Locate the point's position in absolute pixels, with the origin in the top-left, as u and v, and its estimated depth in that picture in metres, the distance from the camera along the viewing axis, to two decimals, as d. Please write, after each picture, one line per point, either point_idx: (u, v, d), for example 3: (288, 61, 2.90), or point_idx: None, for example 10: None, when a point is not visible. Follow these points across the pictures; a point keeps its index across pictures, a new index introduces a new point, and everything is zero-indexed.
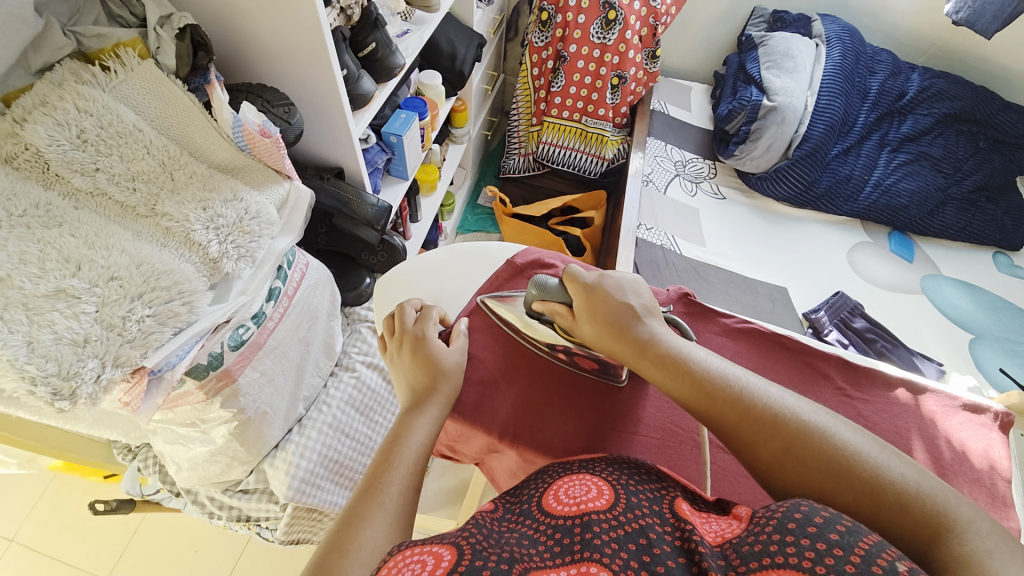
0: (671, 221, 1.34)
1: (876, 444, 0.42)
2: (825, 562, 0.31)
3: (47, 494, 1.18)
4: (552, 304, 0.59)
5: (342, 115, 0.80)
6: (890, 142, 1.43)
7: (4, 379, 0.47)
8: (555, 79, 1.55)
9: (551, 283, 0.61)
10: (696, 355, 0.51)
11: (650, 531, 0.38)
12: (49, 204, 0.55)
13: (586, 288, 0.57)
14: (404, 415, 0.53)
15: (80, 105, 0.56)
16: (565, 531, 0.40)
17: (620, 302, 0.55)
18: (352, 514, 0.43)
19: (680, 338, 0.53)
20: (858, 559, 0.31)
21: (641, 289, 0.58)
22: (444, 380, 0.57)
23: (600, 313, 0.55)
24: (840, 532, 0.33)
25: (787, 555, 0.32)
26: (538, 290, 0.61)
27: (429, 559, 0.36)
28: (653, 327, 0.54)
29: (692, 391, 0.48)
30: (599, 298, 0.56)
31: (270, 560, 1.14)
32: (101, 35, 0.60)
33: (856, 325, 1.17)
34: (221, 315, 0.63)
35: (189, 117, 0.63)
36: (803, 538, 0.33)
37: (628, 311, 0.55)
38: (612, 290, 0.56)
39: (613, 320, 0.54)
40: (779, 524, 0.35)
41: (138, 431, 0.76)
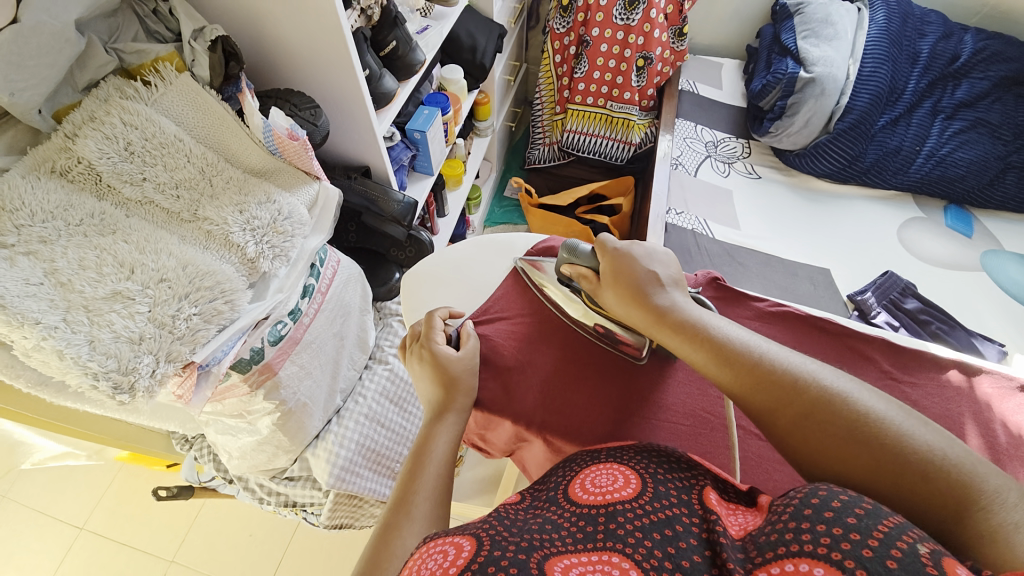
0: (702, 205, 1.30)
1: (904, 413, 0.40)
2: (841, 546, 0.30)
3: (116, 483, 1.29)
4: (579, 268, 0.60)
5: (366, 114, 0.82)
6: (943, 109, 1.31)
7: (70, 375, 0.51)
8: (578, 65, 1.53)
9: (582, 247, 0.61)
10: (716, 323, 0.49)
11: (677, 522, 0.38)
12: (103, 213, 0.59)
13: (612, 256, 0.57)
14: (427, 426, 0.55)
15: (126, 119, 0.60)
16: (590, 519, 0.40)
17: (644, 270, 0.54)
18: (387, 526, 0.46)
19: (702, 308, 0.52)
20: (876, 543, 0.30)
21: (667, 259, 0.56)
22: (459, 387, 0.57)
23: (623, 281, 0.55)
24: (858, 516, 0.32)
25: (803, 542, 0.31)
26: (568, 253, 0.61)
27: (451, 549, 0.37)
28: (675, 295, 0.53)
29: (708, 357, 0.47)
30: (624, 265, 0.55)
31: (317, 544, 1.20)
32: (141, 51, 0.64)
33: (907, 306, 1.10)
34: (261, 312, 0.67)
35: (223, 125, 0.66)
36: (819, 524, 0.32)
37: (652, 277, 0.54)
38: (637, 257, 0.55)
39: (633, 285, 0.54)
40: (795, 512, 0.34)
41: (192, 422, 0.82)
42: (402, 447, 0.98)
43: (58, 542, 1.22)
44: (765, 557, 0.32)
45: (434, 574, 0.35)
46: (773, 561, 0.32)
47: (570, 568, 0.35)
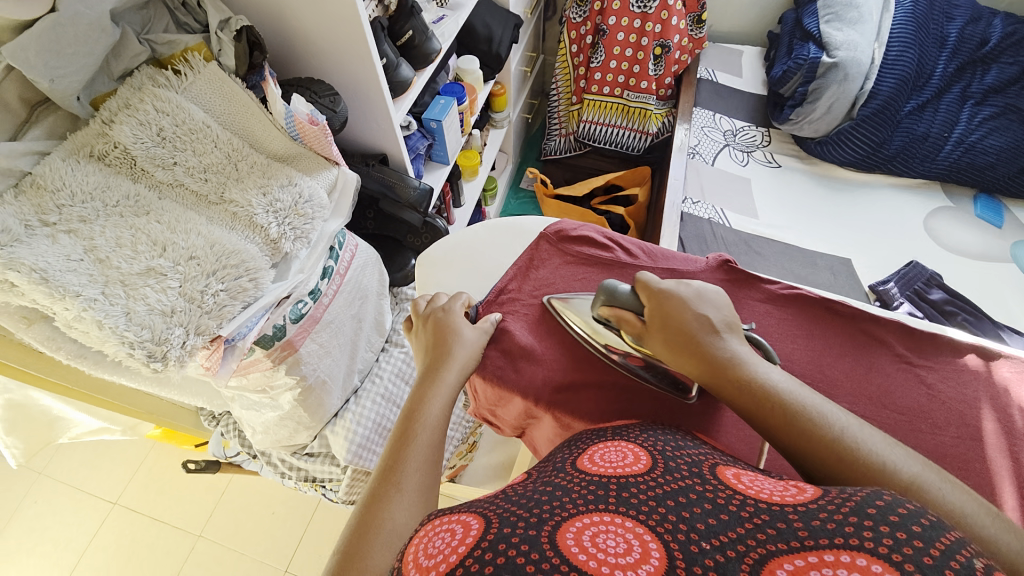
0: (719, 194, 1.29)
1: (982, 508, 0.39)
2: (903, 551, 0.28)
3: (148, 460, 1.36)
4: (622, 312, 0.57)
5: (383, 102, 0.84)
6: (973, 94, 1.27)
7: (109, 344, 0.55)
8: (594, 55, 1.52)
9: (621, 289, 0.58)
10: (783, 384, 0.47)
11: (691, 491, 0.38)
12: (138, 196, 0.63)
13: (659, 298, 0.55)
14: (421, 389, 0.56)
15: (159, 107, 0.64)
16: (600, 485, 0.41)
17: (697, 316, 0.53)
18: (375, 496, 0.47)
19: (766, 362, 0.50)
20: (939, 552, 0.27)
21: (720, 301, 0.55)
22: (452, 354, 0.59)
23: (674, 328, 0.53)
24: (923, 526, 0.29)
25: (863, 539, 0.29)
26: (606, 296, 0.58)
27: (458, 528, 0.38)
28: (732, 344, 0.51)
29: (782, 428, 0.45)
30: (675, 310, 0.54)
31: (336, 523, 1.24)
32: (171, 41, 0.68)
33: (932, 297, 1.07)
34: (283, 291, 0.70)
35: (248, 112, 0.70)
36: (883, 525, 0.29)
37: (706, 323, 0.52)
38: (690, 301, 0.54)
39: (687, 332, 0.52)
40: (858, 507, 0.31)
41: (219, 398, 0.86)
42: None
43: (94, 515, 1.29)
44: (817, 542, 0.30)
45: (441, 553, 0.35)
46: (824, 548, 0.30)
47: (582, 531, 0.35)
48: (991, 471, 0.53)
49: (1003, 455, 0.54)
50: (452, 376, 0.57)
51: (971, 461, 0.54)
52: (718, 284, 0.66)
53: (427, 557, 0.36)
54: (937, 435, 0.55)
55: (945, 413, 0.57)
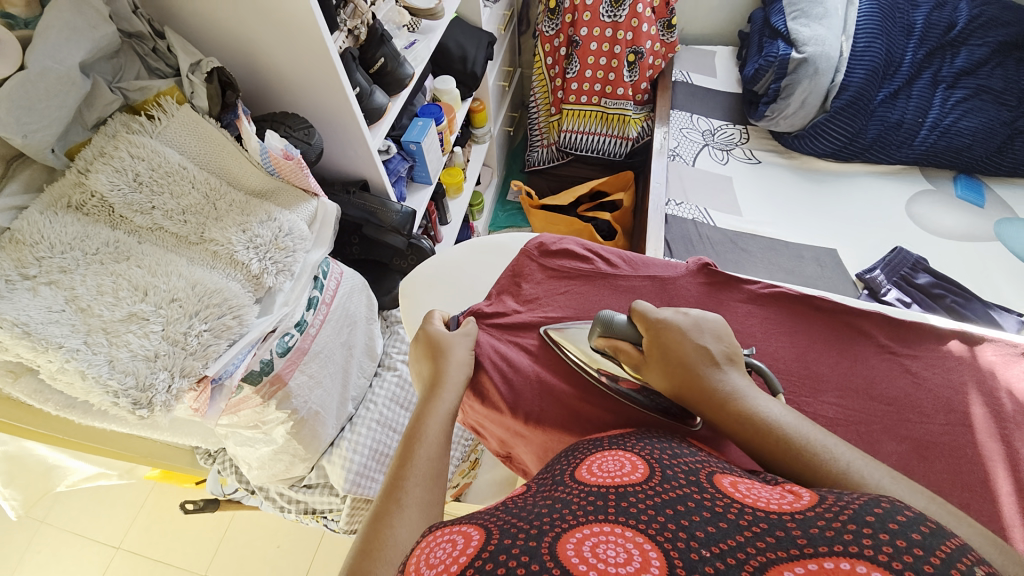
0: (701, 194, 1.30)
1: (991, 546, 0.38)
2: (902, 558, 0.28)
3: (149, 501, 1.34)
4: (619, 343, 0.56)
5: (359, 130, 0.85)
6: (944, 79, 1.29)
7: (93, 394, 0.55)
8: (569, 66, 1.55)
9: (618, 319, 0.57)
10: (782, 416, 0.47)
11: (689, 499, 0.37)
12: (118, 242, 0.63)
13: (657, 329, 0.55)
14: (421, 409, 0.56)
15: (134, 153, 0.65)
16: (598, 494, 0.40)
17: (697, 345, 0.52)
18: (380, 513, 0.47)
19: (767, 394, 0.49)
20: (939, 559, 0.27)
21: (719, 328, 0.55)
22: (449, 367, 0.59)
23: (673, 358, 0.52)
24: (923, 533, 0.29)
25: (863, 546, 0.29)
26: (603, 327, 0.57)
27: (459, 538, 0.36)
28: (731, 376, 0.51)
29: (777, 457, 0.45)
30: (673, 341, 0.53)
31: (342, 553, 1.23)
32: (143, 88, 0.69)
33: (918, 281, 1.08)
34: (268, 325, 0.70)
35: (224, 150, 0.70)
36: (882, 532, 0.30)
37: (705, 354, 0.52)
38: (687, 330, 0.54)
39: (685, 362, 0.52)
40: (855, 515, 0.31)
41: (213, 436, 0.86)
42: None
43: (97, 562, 1.27)
44: (816, 549, 0.30)
45: (444, 562, 0.34)
46: (824, 555, 0.29)
47: (583, 541, 0.34)
48: (984, 457, 0.53)
49: (995, 440, 0.54)
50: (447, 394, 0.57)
51: (963, 447, 0.54)
52: (700, 288, 0.67)
53: (428, 567, 0.35)
54: (926, 424, 0.55)
55: (932, 400, 0.57)
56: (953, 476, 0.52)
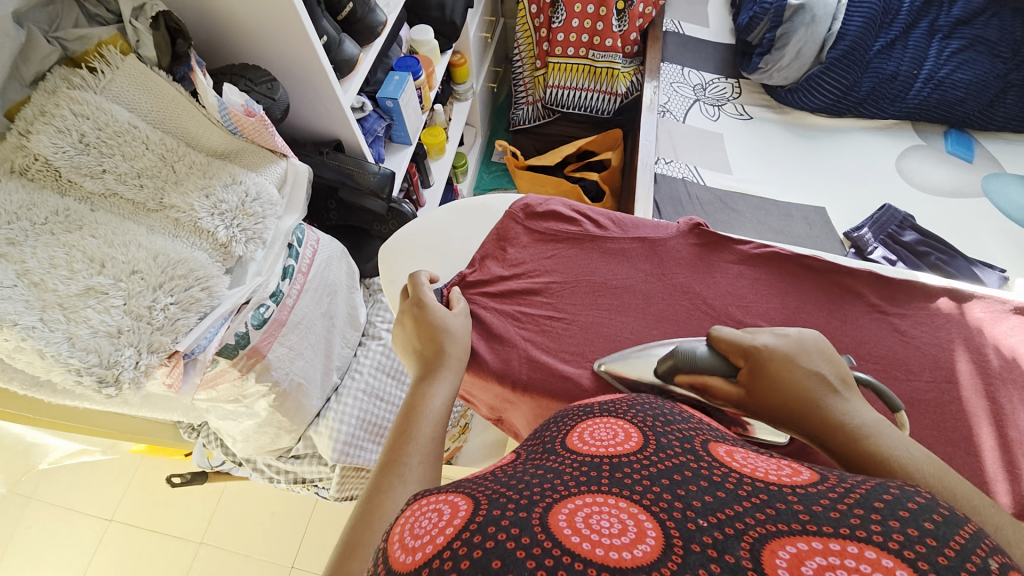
0: (691, 151, 1.26)
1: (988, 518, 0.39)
2: (915, 548, 0.27)
3: (138, 474, 1.34)
4: (712, 378, 0.51)
5: (329, 86, 0.78)
6: (941, 28, 1.25)
7: (54, 373, 0.51)
8: (555, 15, 1.46)
9: (699, 348, 0.53)
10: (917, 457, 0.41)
11: (686, 468, 0.37)
12: (68, 210, 0.58)
13: (752, 355, 0.50)
14: (420, 385, 0.54)
15: (76, 110, 0.58)
16: (592, 465, 0.39)
17: (809, 371, 0.48)
18: (378, 486, 0.44)
19: (895, 430, 0.44)
20: (953, 551, 0.27)
21: (822, 346, 0.50)
22: (451, 344, 0.57)
23: (784, 386, 0.47)
24: (935, 523, 0.29)
25: (872, 532, 0.28)
26: (681, 360, 0.52)
27: (445, 508, 0.35)
28: (853, 405, 0.46)
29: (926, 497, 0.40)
30: (779, 365, 0.48)
31: (336, 517, 1.25)
32: (83, 37, 0.62)
33: (905, 239, 1.08)
34: (242, 296, 0.67)
35: (179, 107, 0.65)
36: (892, 519, 0.29)
37: (818, 381, 0.47)
38: (794, 355, 0.49)
39: (796, 392, 0.47)
40: (864, 500, 0.31)
41: (194, 411, 0.84)
42: None
43: (90, 534, 1.28)
44: (820, 528, 0.29)
45: (428, 533, 0.33)
46: (829, 536, 0.29)
47: (575, 512, 0.33)
48: (967, 412, 0.54)
49: (979, 395, 0.55)
50: (446, 370, 0.55)
51: (948, 403, 0.54)
52: (690, 250, 0.65)
53: (413, 538, 0.34)
54: (912, 381, 0.55)
55: (919, 357, 0.57)
56: (937, 432, 0.53)
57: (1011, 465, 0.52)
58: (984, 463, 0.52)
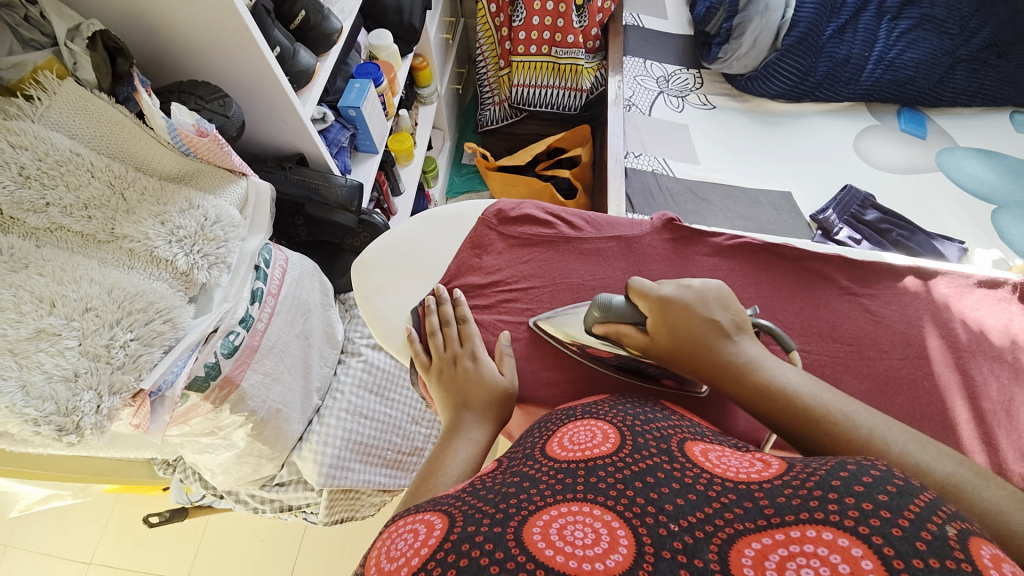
0: (659, 144, 1.27)
1: (943, 454, 0.40)
2: (870, 522, 0.28)
3: (116, 514, 1.27)
4: (619, 325, 0.53)
5: (287, 99, 0.75)
6: (889, 10, 1.29)
7: (10, 424, 0.48)
8: (515, 13, 1.45)
9: (615, 301, 0.54)
10: (800, 384, 0.45)
11: (659, 469, 0.36)
12: (11, 248, 0.54)
13: (658, 307, 0.51)
14: (447, 438, 0.53)
15: (13, 140, 0.54)
16: (568, 470, 0.38)
17: (706, 318, 0.49)
18: None
19: (779, 361, 0.47)
20: (907, 522, 0.28)
21: (726, 298, 0.51)
22: (491, 399, 0.56)
23: (682, 330, 0.49)
24: (889, 493, 0.29)
25: (828, 511, 0.29)
26: (601, 311, 0.54)
27: (421, 528, 0.34)
28: (745, 346, 0.48)
29: (804, 433, 0.43)
30: (680, 312, 0.50)
31: (329, 540, 1.22)
32: (16, 64, 0.58)
33: (868, 218, 1.11)
34: (208, 325, 0.64)
35: (125, 130, 0.62)
36: (848, 496, 0.30)
37: (715, 327, 0.49)
38: (695, 304, 0.50)
39: (693, 337, 0.49)
40: (822, 481, 0.31)
41: (168, 446, 0.80)
42: (389, 435, 0.97)
43: None
44: (782, 518, 0.30)
45: (404, 555, 0.32)
46: (790, 524, 0.30)
47: (550, 523, 0.33)
48: (940, 386, 0.56)
49: (949, 369, 0.57)
50: (479, 431, 0.53)
51: (921, 380, 0.56)
52: (663, 245, 0.65)
53: (390, 561, 0.32)
54: (885, 360, 0.57)
55: (891, 336, 0.58)
56: (913, 408, 0.55)
57: (985, 433, 0.54)
58: (961, 435, 0.54)
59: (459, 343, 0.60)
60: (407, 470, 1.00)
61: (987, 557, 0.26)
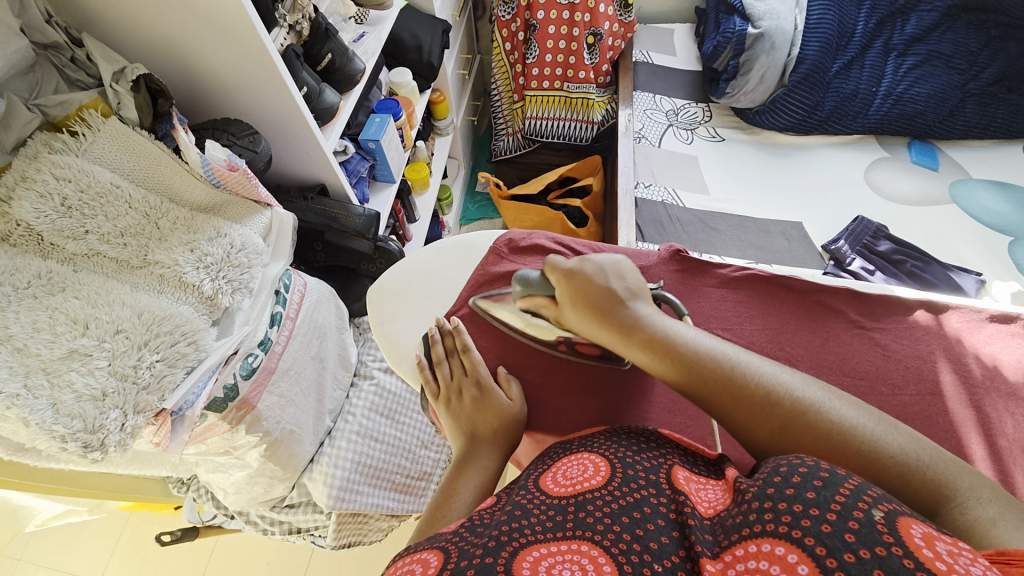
0: (669, 175, 1.29)
1: (805, 381, 0.46)
2: (802, 524, 0.31)
3: (126, 532, 1.28)
4: (536, 299, 0.59)
5: (312, 134, 0.80)
6: (895, 46, 1.32)
7: (39, 441, 0.51)
8: (529, 51, 1.51)
9: (533, 275, 0.59)
10: (684, 335, 0.50)
11: (645, 503, 0.37)
12: (51, 272, 0.58)
13: (564, 279, 0.56)
14: (459, 466, 0.55)
15: (58, 174, 0.59)
16: (558, 508, 0.38)
17: (602, 286, 0.54)
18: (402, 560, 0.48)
19: (668, 318, 0.52)
20: (834, 517, 0.31)
21: (622, 269, 0.56)
22: (498, 428, 0.57)
23: (583, 300, 0.54)
24: (817, 489, 0.33)
25: (766, 522, 0.32)
26: (522, 286, 0.60)
27: (417, 567, 0.34)
28: (638, 309, 0.53)
29: (686, 378, 0.49)
30: (581, 283, 0.55)
31: (335, 566, 1.21)
32: (63, 102, 0.63)
33: (880, 249, 1.11)
34: (229, 348, 0.67)
35: (161, 164, 0.66)
36: (781, 502, 0.33)
37: (611, 294, 0.54)
38: (593, 273, 0.55)
39: (594, 304, 0.54)
40: (760, 490, 0.35)
41: (183, 465, 0.82)
42: (399, 458, 0.98)
43: None
44: (731, 540, 0.33)
45: None
46: (738, 543, 0.32)
47: (540, 560, 0.33)
48: (954, 423, 0.55)
49: (963, 405, 0.56)
50: (487, 459, 0.55)
51: (935, 416, 0.55)
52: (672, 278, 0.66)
53: None
54: (898, 395, 0.57)
55: (902, 371, 0.58)
56: None
57: (1001, 472, 0.53)
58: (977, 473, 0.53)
59: (465, 371, 0.61)
60: (415, 495, 1.00)
61: (917, 535, 0.29)
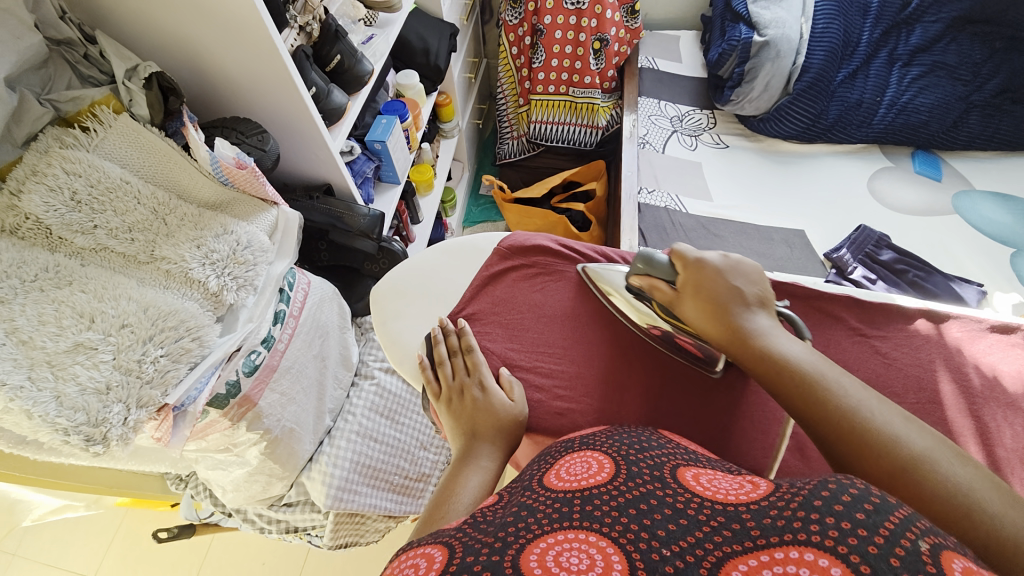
0: (672, 181, 1.30)
1: (885, 406, 0.45)
2: (850, 542, 0.28)
3: (123, 528, 1.28)
4: (654, 280, 0.59)
5: (320, 134, 0.80)
6: (900, 57, 1.32)
7: (42, 433, 0.51)
8: (535, 55, 1.52)
9: (658, 257, 0.59)
10: (801, 354, 0.49)
11: (652, 496, 0.37)
12: (58, 266, 0.58)
13: (694, 269, 0.56)
14: (460, 465, 0.55)
15: (69, 168, 0.59)
16: (564, 500, 0.39)
17: (730, 285, 0.54)
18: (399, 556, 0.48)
19: (788, 336, 0.51)
20: (883, 539, 0.28)
21: (755, 273, 0.56)
22: (501, 429, 0.58)
23: (703, 294, 0.54)
24: (867, 511, 0.29)
25: (811, 533, 0.29)
26: (643, 264, 0.60)
27: (421, 562, 0.35)
28: (760, 317, 0.52)
29: (790, 387, 0.47)
30: (709, 278, 0.55)
31: (331, 566, 1.21)
32: (76, 98, 0.63)
33: (882, 258, 1.11)
34: (232, 344, 0.67)
35: (170, 161, 0.67)
36: (829, 517, 0.30)
37: (737, 295, 0.53)
38: (725, 272, 0.55)
39: (715, 299, 0.53)
40: (805, 500, 0.31)
41: (182, 461, 0.82)
42: (398, 459, 0.98)
43: None
44: (768, 540, 0.30)
45: None
46: (775, 546, 0.30)
47: (546, 551, 0.33)
48: (954, 432, 0.55)
49: (963, 415, 0.56)
50: (489, 460, 0.56)
51: (935, 425, 0.55)
52: None
53: None
54: (898, 403, 0.57)
55: (903, 380, 0.58)
56: None
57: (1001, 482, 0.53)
58: None
59: (469, 371, 0.62)
60: (413, 496, 1.00)
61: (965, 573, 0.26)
